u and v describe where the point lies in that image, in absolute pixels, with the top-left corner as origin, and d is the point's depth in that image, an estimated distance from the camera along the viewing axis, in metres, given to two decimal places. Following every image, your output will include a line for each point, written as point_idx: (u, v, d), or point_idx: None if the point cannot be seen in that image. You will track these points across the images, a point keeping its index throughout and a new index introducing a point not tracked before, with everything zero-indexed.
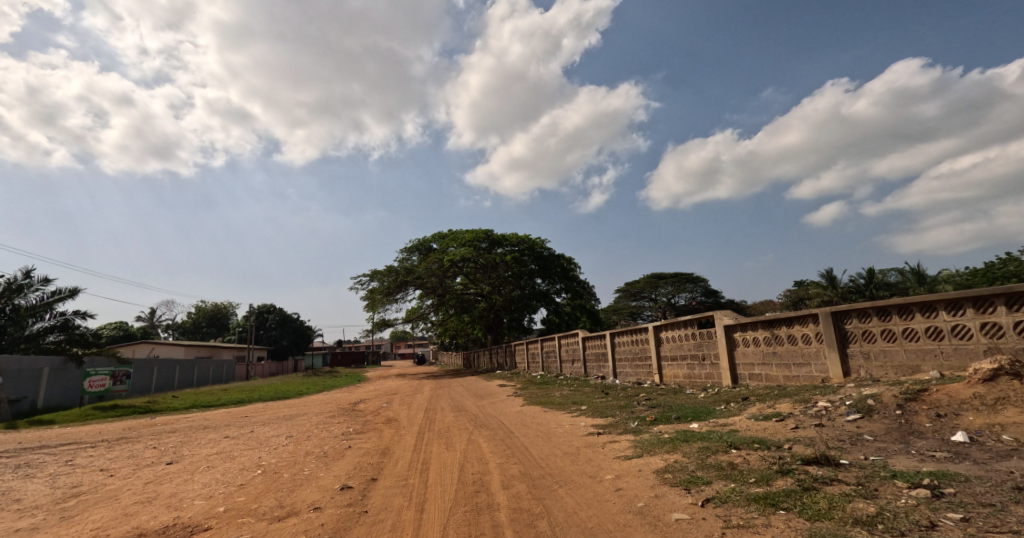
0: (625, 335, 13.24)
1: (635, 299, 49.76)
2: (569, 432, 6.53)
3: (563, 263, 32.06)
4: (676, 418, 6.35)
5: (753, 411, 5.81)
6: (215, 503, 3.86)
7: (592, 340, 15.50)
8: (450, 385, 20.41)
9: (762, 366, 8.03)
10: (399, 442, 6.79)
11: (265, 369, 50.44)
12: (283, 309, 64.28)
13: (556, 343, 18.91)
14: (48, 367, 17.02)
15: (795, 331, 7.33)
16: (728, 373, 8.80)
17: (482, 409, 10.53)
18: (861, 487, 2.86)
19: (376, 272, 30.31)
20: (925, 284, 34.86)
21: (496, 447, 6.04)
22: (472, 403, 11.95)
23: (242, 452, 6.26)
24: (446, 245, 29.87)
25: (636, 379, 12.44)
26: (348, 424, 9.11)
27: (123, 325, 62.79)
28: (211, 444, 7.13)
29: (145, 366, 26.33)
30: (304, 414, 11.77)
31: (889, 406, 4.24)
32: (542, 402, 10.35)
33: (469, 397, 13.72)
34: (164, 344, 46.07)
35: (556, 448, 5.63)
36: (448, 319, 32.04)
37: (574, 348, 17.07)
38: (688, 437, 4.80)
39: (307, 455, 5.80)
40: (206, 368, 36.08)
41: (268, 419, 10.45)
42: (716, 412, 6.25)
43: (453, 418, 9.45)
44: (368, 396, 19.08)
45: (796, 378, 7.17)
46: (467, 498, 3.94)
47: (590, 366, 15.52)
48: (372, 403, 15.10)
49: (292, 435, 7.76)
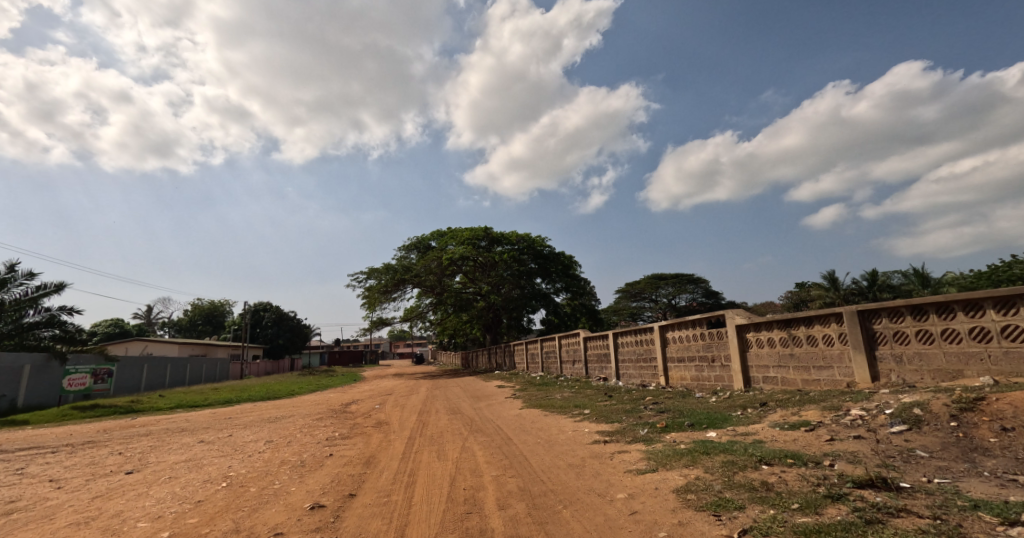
0: (628, 335, 12.73)
1: (635, 300, 49.30)
2: (572, 440, 5.97)
3: (564, 262, 31.54)
4: (688, 425, 5.77)
5: (776, 418, 5.25)
6: (160, 527, 3.31)
7: (594, 340, 14.97)
8: (446, 385, 19.84)
9: (778, 369, 7.51)
10: (387, 450, 6.23)
11: (261, 368, 49.83)
12: (279, 307, 63.69)
13: (556, 344, 18.39)
14: (29, 364, 16.44)
15: (815, 331, 6.79)
16: (740, 376, 8.29)
17: (478, 412, 9.98)
18: (940, 522, 2.30)
19: (374, 269, 29.75)
20: (929, 287, 34.47)
21: (492, 457, 5.49)
22: (469, 405, 11.41)
23: (212, 461, 5.68)
24: (445, 243, 29.35)
25: (640, 381, 11.92)
26: (335, 427, 8.54)
27: (117, 322, 62.19)
28: (181, 450, 6.55)
29: (131, 365, 25.61)
30: (291, 415, 11.18)
31: (942, 417, 3.68)
32: (542, 406, 9.79)
33: (465, 398, 13.14)
34: (158, 342, 45.49)
35: (559, 459, 5.07)
36: (447, 319, 31.53)
37: (575, 348, 16.54)
38: (707, 449, 4.22)
39: (281, 465, 5.22)
40: (199, 366, 35.51)
41: (252, 421, 9.88)
42: (733, 419, 5.70)
43: (448, 422, 8.89)
44: (362, 397, 18.53)
45: (817, 383, 6.65)
46: (456, 521, 3.39)
47: (591, 367, 15.01)
48: (365, 405, 14.53)
49: (272, 440, 7.19)
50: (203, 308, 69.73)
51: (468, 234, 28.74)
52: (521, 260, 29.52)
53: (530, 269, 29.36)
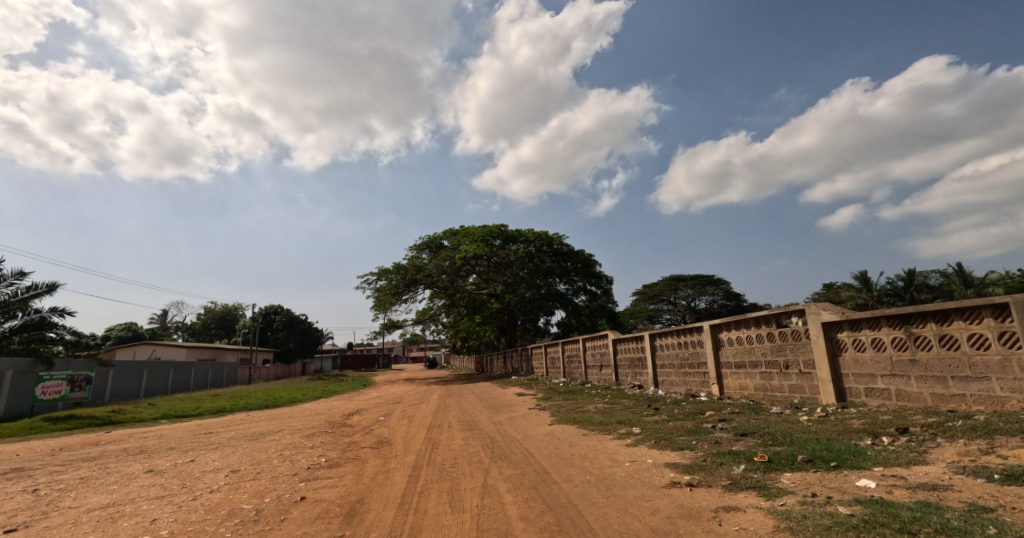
0: (669, 337, 11.07)
1: (653, 302, 47.49)
2: (638, 481, 4.26)
3: (583, 260, 29.89)
4: (804, 462, 4.00)
5: (953, 455, 3.51)
6: None
7: (626, 343, 13.27)
8: (460, 393, 18.25)
9: (891, 380, 5.79)
10: (381, 491, 4.58)
11: (271, 373, 48.77)
12: (290, 311, 63.08)
13: (579, 348, 16.73)
14: (12, 370, 15.23)
15: (955, 331, 5.06)
16: (831, 388, 6.59)
17: (499, 429, 8.34)
18: None
19: (384, 270, 28.28)
20: (972, 287, 32.14)
21: (528, 510, 3.83)
22: (486, 419, 9.80)
23: (135, 510, 4.05)
24: (457, 242, 27.74)
25: (686, 390, 10.24)
26: (323, 449, 6.93)
27: (130, 325, 61.85)
28: (115, 486, 4.97)
29: (128, 370, 24.47)
30: (281, 430, 9.62)
31: None
32: (576, 421, 8.08)
33: (481, 410, 11.49)
34: (166, 346, 44.65)
35: (630, 519, 3.36)
36: (460, 321, 30.00)
37: (602, 352, 14.86)
38: (904, 523, 2.46)
39: (220, 523, 3.57)
40: (205, 371, 34.44)
41: (230, 440, 8.30)
42: (873, 453, 3.96)
43: (465, 442, 7.26)
44: (367, 406, 17.07)
45: (961, 401, 4.96)
46: None
47: (623, 373, 13.34)
48: (369, 416, 12.94)
49: (239, 470, 5.58)
50: (215, 313, 69.29)
51: (482, 231, 27.16)
52: (538, 259, 27.89)
53: (548, 268, 27.69)
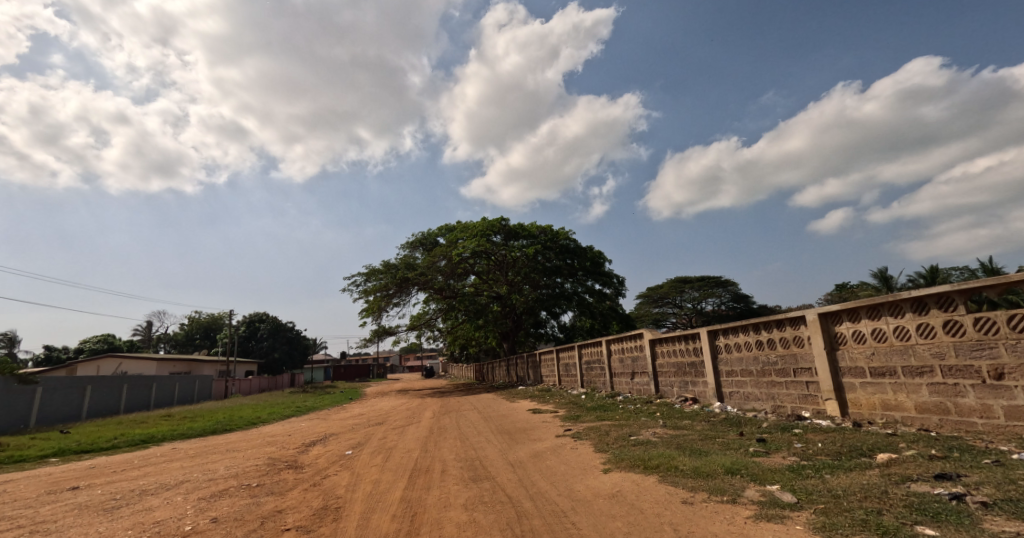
0: (745, 335, 8.19)
1: (658, 305, 44.72)
2: None
3: (592, 258, 26.98)
4: None
5: None
6: None
7: (670, 344, 10.33)
8: (459, 409, 15.07)
9: None
10: None
11: (255, 386, 44.91)
12: (275, 318, 59.25)
13: (601, 353, 13.73)
14: None
15: None
16: None
17: (522, 482, 5.13)
18: None
19: (372, 270, 25.08)
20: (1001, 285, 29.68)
21: None
22: (500, 456, 6.67)
23: None
24: (454, 238, 24.49)
25: (775, 407, 7.42)
26: None
27: (105, 337, 57.76)
28: None
29: (62, 388, 20.80)
30: (182, 483, 6.25)
31: None
32: (649, 466, 4.95)
33: (487, 438, 8.35)
34: (133, 359, 40.57)
35: None
36: (458, 327, 26.82)
37: (635, 356, 11.85)
38: None
39: None
40: (172, 385, 30.74)
41: (72, 511, 4.96)
42: None
43: (471, 520, 4.04)
44: (341, 429, 13.76)
45: None
46: None
47: (668, 384, 10.35)
48: (333, 448, 9.67)
49: None
50: (200, 322, 65.30)
51: (481, 226, 23.98)
52: (542, 256, 24.84)
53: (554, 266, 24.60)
